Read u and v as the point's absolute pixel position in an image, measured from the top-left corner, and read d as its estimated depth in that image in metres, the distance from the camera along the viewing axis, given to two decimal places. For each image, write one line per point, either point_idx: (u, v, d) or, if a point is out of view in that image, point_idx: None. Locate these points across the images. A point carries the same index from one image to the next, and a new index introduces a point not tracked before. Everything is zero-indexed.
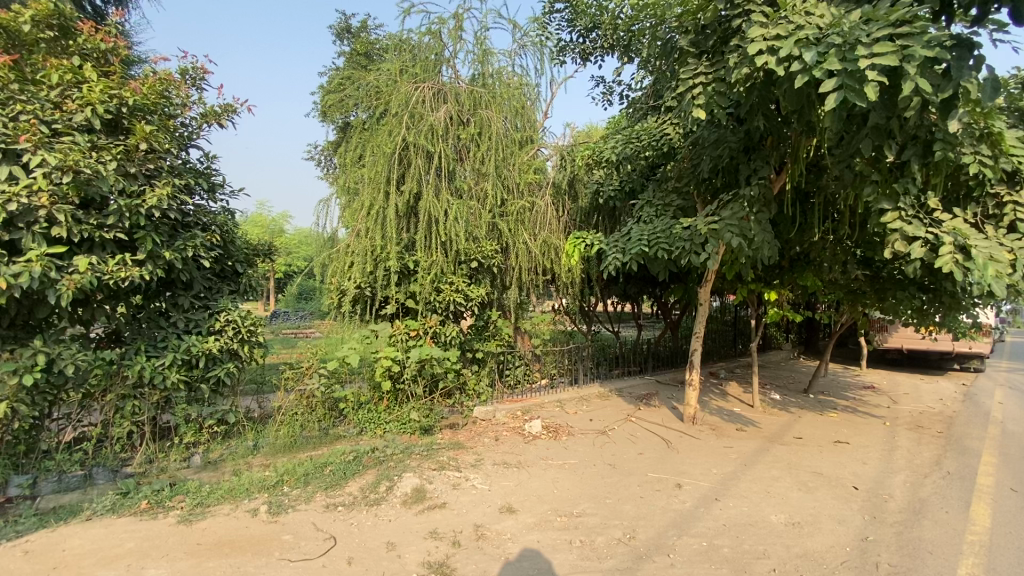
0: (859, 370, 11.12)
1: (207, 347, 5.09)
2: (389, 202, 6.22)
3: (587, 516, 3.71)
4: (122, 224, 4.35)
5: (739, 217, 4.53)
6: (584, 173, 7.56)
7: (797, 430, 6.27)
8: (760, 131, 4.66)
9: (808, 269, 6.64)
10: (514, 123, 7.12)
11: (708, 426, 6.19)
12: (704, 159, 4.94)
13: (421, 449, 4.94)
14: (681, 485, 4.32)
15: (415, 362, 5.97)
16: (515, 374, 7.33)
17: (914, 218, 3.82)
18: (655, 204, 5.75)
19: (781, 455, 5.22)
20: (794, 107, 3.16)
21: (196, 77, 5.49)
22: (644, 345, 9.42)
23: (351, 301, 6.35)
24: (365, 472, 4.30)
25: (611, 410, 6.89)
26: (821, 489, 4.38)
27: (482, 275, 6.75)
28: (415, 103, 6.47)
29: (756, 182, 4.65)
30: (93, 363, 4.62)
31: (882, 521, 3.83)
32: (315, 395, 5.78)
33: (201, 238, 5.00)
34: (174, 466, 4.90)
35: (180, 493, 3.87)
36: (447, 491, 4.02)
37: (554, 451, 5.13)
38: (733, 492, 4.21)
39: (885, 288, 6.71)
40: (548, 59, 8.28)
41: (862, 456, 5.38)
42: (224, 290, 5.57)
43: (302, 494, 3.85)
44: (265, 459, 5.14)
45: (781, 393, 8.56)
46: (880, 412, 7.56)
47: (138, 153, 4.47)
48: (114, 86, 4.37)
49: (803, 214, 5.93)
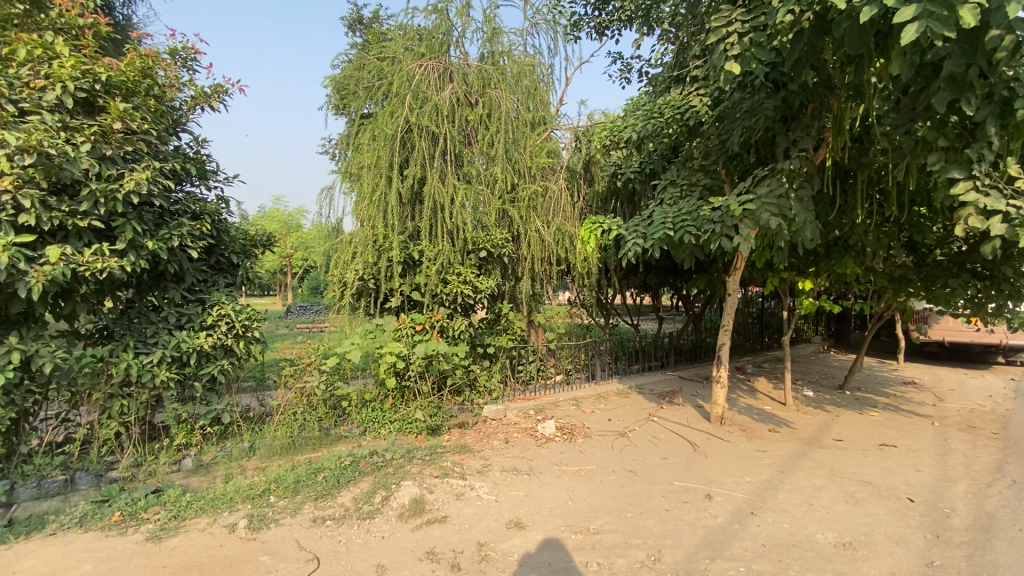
0: (898, 364, 10.44)
1: (198, 344, 4.78)
2: (391, 188, 5.84)
3: (605, 534, 3.29)
4: (98, 211, 4.05)
5: (777, 194, 4.01)
6: (601, 155, 7.05)
7: (836, 431, 5.73)
8: (801, 97, 4.15)
9: (847, 255, 6.11)
10: (526, 104, 6.67)
11: (738, 427, 5.68)
12: (735, 131, 4.43)
13: (423, 452, 4.53)
14: (712, 496, 3.86)
15: (421, 358, 5.58)
16: (528, 370, 6.89)
17: (992, 189, 3.15)
18: (680, 185, 5.27)
19: (822, 461, 4.72)
20: (856, 53, 2.62)
21: (186, 57, 5.21)
22: (665, 338, 8.93)
23: (354, 294, 5.99)
24: (360, 480, 3.93)
25: (631, 408, 6.44)
26: (872, 502, 3.88)
27: (492, 265, 6.29)
28: (419, 82, 6.04)
29: (797, 154, 4.12)
30: (76, 361, 4.34)
31: (947, 542, 3.32)
32: (315, 393, 5.43)
33: (188, 226, 4.65)
34: (164, 469, 4.62)
35: (156, 505, 3.55)
36: (448, 503, 3.63)
37: (569, 455, 4.70)
38: (771, 505, 3.74)
39: (934, 276, 6.19)
40: (562, 37, 7.80)
41: (912, 461, 4.84)
42: (219, 283, 5.27)
43: (288, 506, 3.51)
44: (260, 463, 4.80)
45: (816, 390, 7.96)
46: (926, 411, 6.94)
47: (115, 134, 4.17)
48: (86, 62, 4.09)
49: (844, 195, 5.41)
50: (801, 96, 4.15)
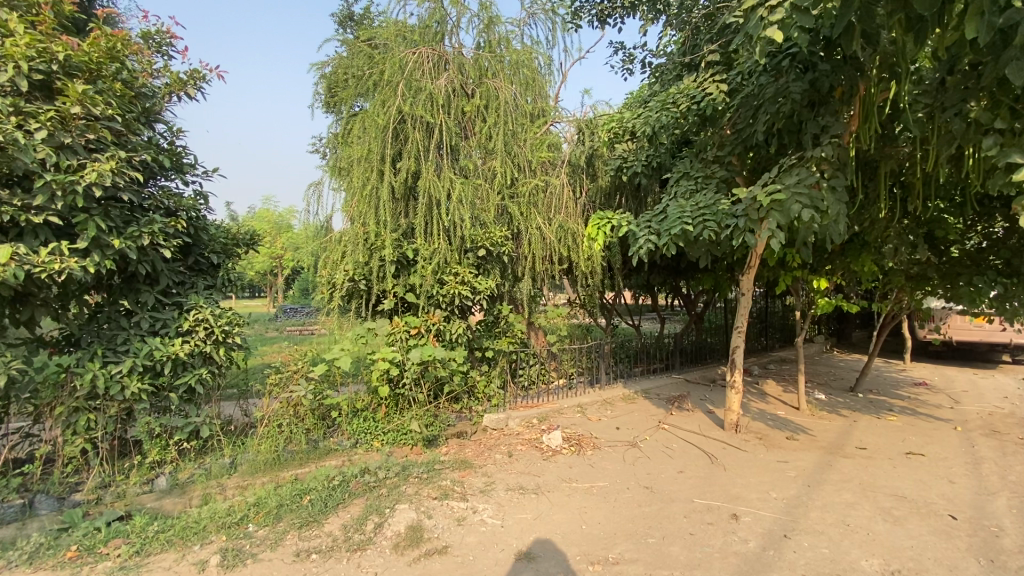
0: (906, 364, 10.18)
1: (173, 352, 4.39)
2: (383, 182, 5.46)
3: (626, 564, 2.94)
4: (55, 206, 3.65)
5: (807, 184, 3.70)
6: (605, 149, 6.68)
7: (857, 438, 5.41)
8: (830, 78, 3.85)
9: (864, 252, 5.82)
10: (524, 96, 6.32)
11: (753, 435, 5.35)
12: (758, 118, 4.12)
13: (420, 469, 4.14)
14: (739, 516, 3.52)
15: (416, 364, 5.19)
16: (529, 375, 6.51)
17: None
18: (694, 177, 4.96)
19: (849, 472, 4.39)
20: (925, 12, 2.32)
21: (160, 42, 4.84)
22: (667, 339, 8.61)
23: (344, 296, 5.59)
24: (351, 503, 3.55)
25: (640, 415, 6.10)
26: (912, 520, 3.55)
27: (491, 265, 5.95)
28: (412, 71, 5.67)
29: (828, 140, 3.80)
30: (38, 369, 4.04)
31: (1004, 568, 2.98)
32: (303, 403, 5.00)
33: (161, 223, 4.24)
34: (135, 490, 4.21)
35: (118, 538, 3.15)
36: (448, 529, 3.27)
37: (579, 470, 4.34)
38: (804, 526, 3.40)
39: (956, 273, 5.87)
40: (561, 28, 7.46)
41: (944, 471, 4.51)
42: (198, 285, 4.89)
43: (268, 537, 3.12)
44: (242, 480, 4.38)
45: (827, 393, 7.65)
46: (945, 414, 6.64)
47: (75, 121, 3.75)
48: (41, 40, 3.68)
49: (865, 187, 5.13)
50: (830, 77, 3.85)
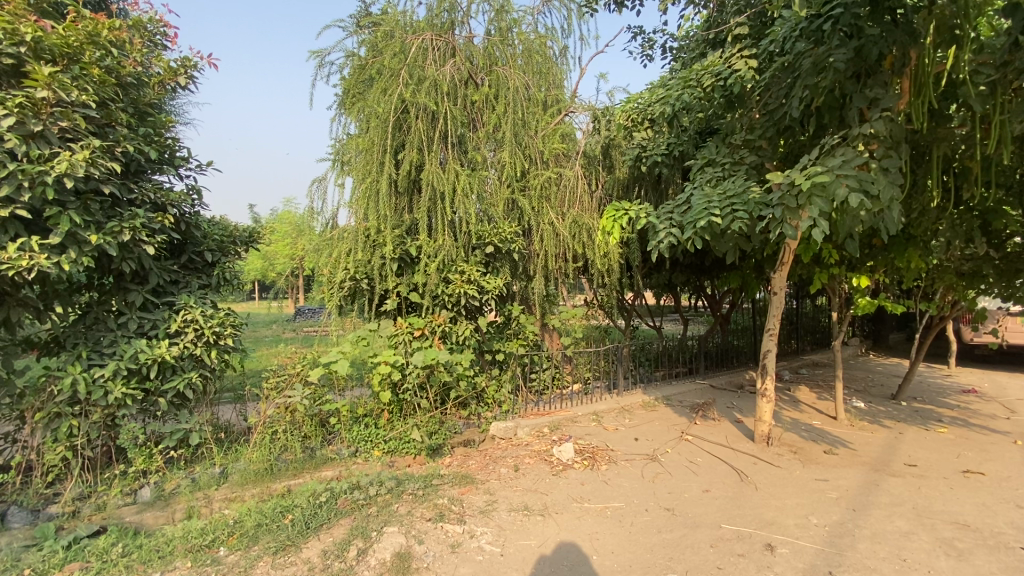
0: (951, 369, 9.46)
1: (159, 354, 4.10)
2: (384, 173, 5.12)
3: None
4: (23, 199, 3.42)
5: (854, 164, 3.24)
6: (622, 138, 6.24)
7: (905, 453, 4.86)
8: (879, 44, 3.36)
9: (910, 246, 5.27)
10: (538, 85, 5.92)
11: (789, 449, 4.85)
12: (794, 94, 3.67)
13: (416, 484, 3.78)
14: (774, 547, 3.08)
15: (418, 369, 4.79)
16: (542, 379, 6.12)
17: None
18: (721, 164, 4.52)
19: (899, 494, 3.88)
20: None
21: (154, 31, 4.52)
22: (690, 342, 8.12)
23: (345, 296, 5.28)
24: (336, 524, 3.22)
25: (661, 424, 5.65)
26: (978, 554, 3.05)
27: (500, 263, 5.57)
28: (416, 57, 5.32)
29: (877, 114, 3.35)
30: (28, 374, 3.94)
31: None
32: (299, 408, 4.66)
33: (144, 217, 3.95)
34: (115, 502, 3.95)
35: (76, 560, 2.90)
36: (440, 558, 2.91)
37: (592, 488, 3.93)
38: (851, 561, 2.93)
39: (1017, 268, 5.26)
40: (577, 15, 7.03)
41: (1010, 493, 3.97)
42: (191, 284, 4.63)
43: (237, 564, 2.82)
44: (231, 492, 4.09)
45: (867, 401, 7.04)
46: (1002, 426, 6.00)
47: (46, 109, 3.53)
48: (9, 20, 3.46)
49: (912, 174, 4.60)
50: (878, 43, 3.37)
